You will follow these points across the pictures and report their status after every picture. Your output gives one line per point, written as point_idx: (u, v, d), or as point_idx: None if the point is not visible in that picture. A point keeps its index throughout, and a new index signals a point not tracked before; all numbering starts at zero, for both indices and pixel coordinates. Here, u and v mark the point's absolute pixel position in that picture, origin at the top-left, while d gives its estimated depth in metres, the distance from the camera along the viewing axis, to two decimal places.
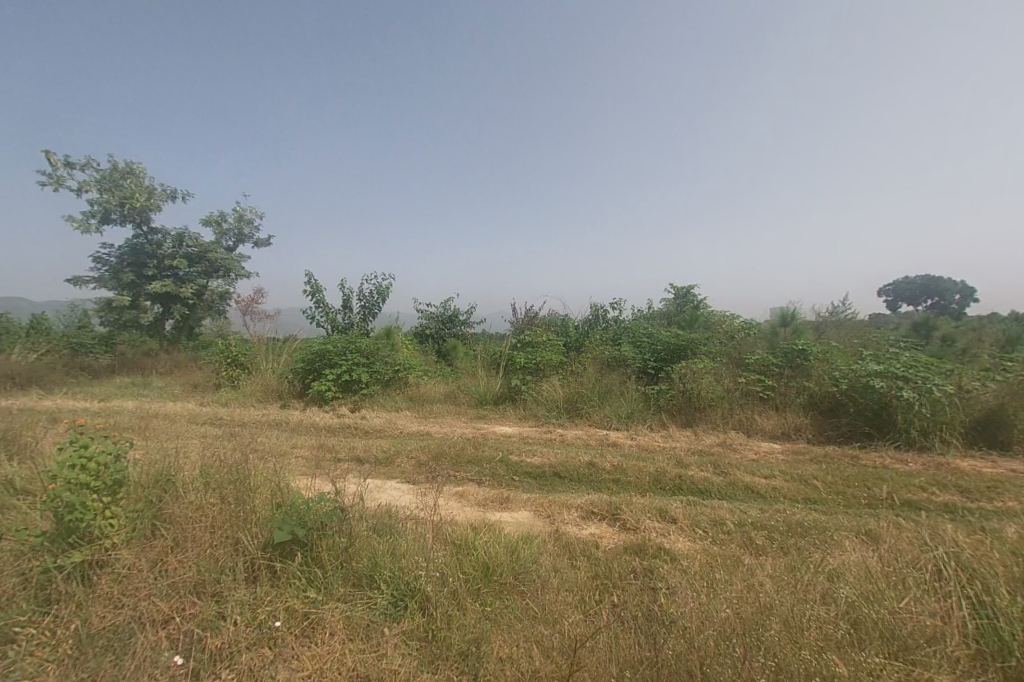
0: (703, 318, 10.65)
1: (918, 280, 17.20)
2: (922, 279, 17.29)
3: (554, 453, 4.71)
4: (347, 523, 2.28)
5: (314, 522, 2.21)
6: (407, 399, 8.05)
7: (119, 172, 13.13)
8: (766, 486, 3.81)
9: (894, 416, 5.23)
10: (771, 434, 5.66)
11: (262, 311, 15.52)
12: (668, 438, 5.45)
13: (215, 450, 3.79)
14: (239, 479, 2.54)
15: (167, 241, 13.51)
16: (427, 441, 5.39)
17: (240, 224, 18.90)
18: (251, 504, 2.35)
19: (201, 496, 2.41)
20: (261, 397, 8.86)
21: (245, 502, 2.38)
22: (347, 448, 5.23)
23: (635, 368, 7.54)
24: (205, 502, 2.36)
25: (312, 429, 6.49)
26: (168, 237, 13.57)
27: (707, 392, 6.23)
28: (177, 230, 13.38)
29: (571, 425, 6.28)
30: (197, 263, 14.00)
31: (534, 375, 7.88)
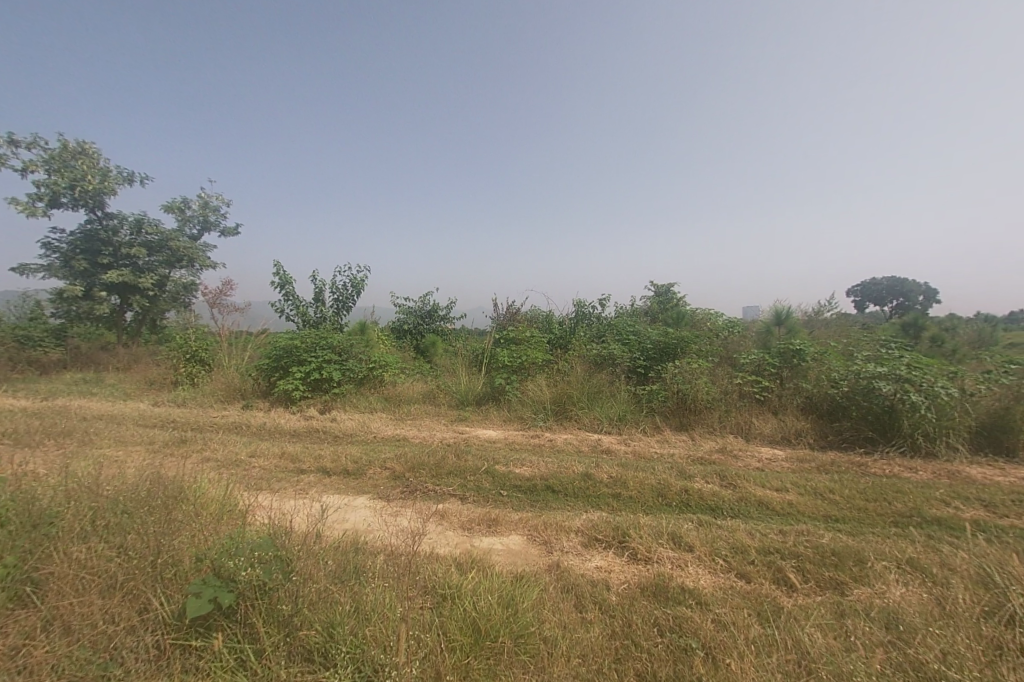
0: (690, 315, 10.37)
1: (886, 279, 17.52)
2: (888, 282, 17.68)
3: (543, 461, 4.25)
4: (297, 580, 1.80)
5: (246, 584, 1.70)
6: (382, 399, 7.48)
7: (70, 151, 11.96)
8: (781, 501, 3.46)
9: (900, 421, 5.00)
10: (771, 439, 5.37)
11: (230, 303, 14.58)
12: (665, 444, 5.07)
13: (148, 473, 3.19)
14: (149, 521, 2.10)
15: (124, 227, 12.45)
16: (403, 448, 4.87)
17: (206, 211, 17.73)
18: (165, 550, 1.89)
19: (95, 547, 1.96)
20: (221, 398, 8.08)
21: (155, 549, 1.95)
22: (312, 456, 4.66)
23: (625, 366, 7.15)
24: (99, 555, 1.91)
25: (275, 434, 5.85)
26: (126, 223, 12.50)
27: (703, 394, 5.86)
28: (135, 215, 12.31)
29: (560, 428, 5.84)
30: (157, 252, 12.96)
31: (519, 374, 7.42)
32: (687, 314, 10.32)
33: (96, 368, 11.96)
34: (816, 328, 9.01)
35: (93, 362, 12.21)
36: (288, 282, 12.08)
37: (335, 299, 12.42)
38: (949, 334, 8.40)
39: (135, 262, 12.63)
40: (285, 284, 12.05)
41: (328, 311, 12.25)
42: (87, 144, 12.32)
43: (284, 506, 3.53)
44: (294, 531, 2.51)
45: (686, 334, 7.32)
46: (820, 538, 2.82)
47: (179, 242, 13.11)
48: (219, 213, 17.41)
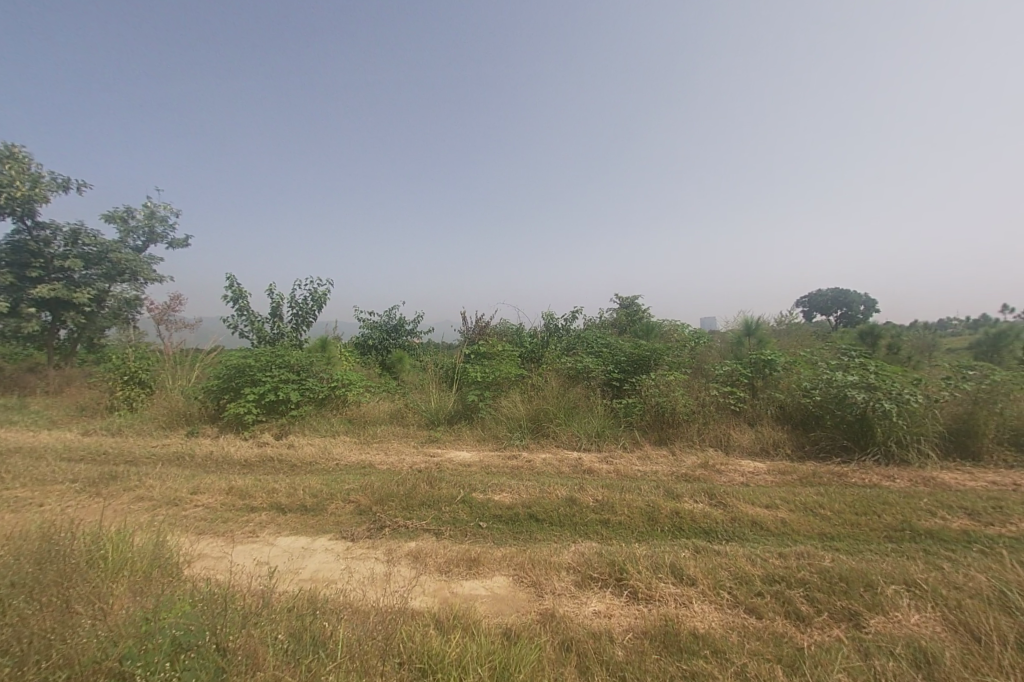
0: (659, 326, 10.41)
1: (829, 290, 18.52)
2: (833, 293, 18.70)
3: (523, 486, 3.96)
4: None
5: None
6: (345, 421, 6.96)
7: None
8: (775, 519, 3.33)
9: (873, 429, 5.08)
10: (750, 451, 5.31)
11: (179, 320, 13.54)
12: (647, 461, 4.88)
13: (62, 533, 2.69)
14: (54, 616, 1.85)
15: (58, 238, 11.34)
16: (369, 476, 4.44)
17: (152, 221, 16.54)
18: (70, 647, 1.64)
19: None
20: (163, 425, 7.28)
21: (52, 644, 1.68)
22: (265, 491, 4.15)
23: (600, 379, 6.98)
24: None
25: (223, 465, 5.26)
26: (59, 233, 11.38)
27: (682, 406, 5.74)
28: (71, 225, 11.23)
29: (538, 447, 5.55)
30: (96, 264, 11.86)
31: (493, 391, 7.11)
32: (656, 326, 10.38)
33: (21, 393, 10.72)
34: (780, 337, 9.23)
35: (19, 386, 10.98)
36: (242, 296, 11.31)
37: (295, 314, 11.79)
38: (902, 341, 8.81)
39: (70, 276, 11.51)
40: (237, 298, 11.26)
41: (286, 327, 11.54)
42: (16, 148, 11.23)
43: (222, 562, 3.03)
44: (243, 600, 2.12)
45: (659, 345, 7.24)
46: (822, 562, 2.68)
47: (121, 254, 12.05)
48: (167, 224, 16.29)
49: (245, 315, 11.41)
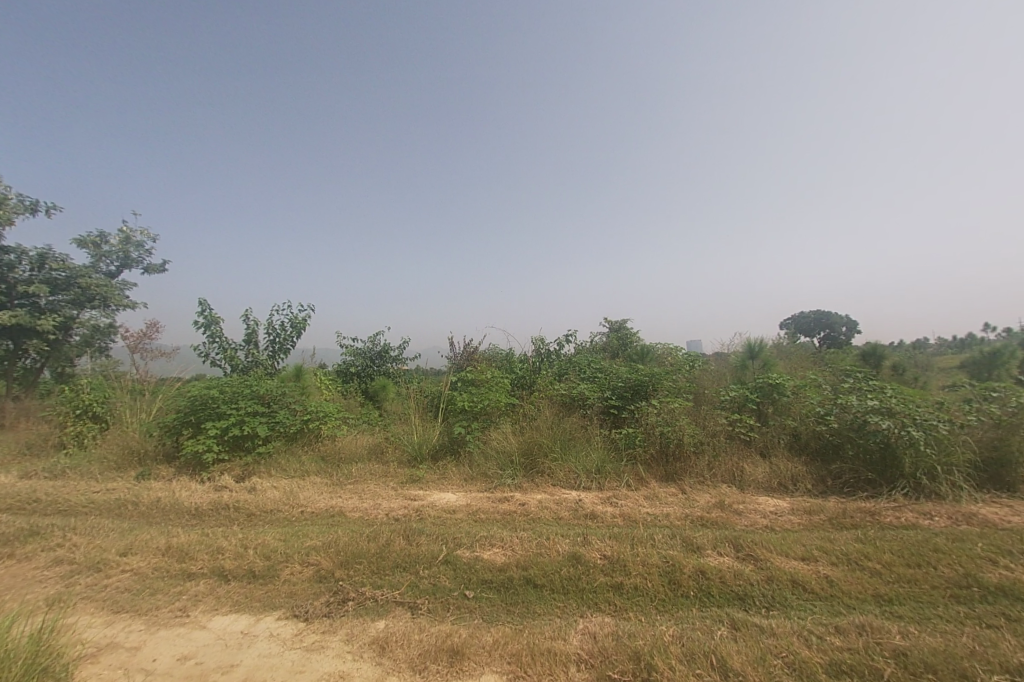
0: (653, 350, 9.98)
1: (812, 312, 18.48)
2: (816, 314, 18.72)
3: (516, 539, 3.37)
4: None
5: None
6: (317, 458, 6.28)
7: None
8: (817, 578, 2.80)
9: (899, 460, 4.63)
10: (767, 487, 4.79)
11: (154, 348, 12.81)
12: (656, 502, 4.32)
13: None
14: None
15: (23, 263, 10.66)
16: (336, 529, 3.80)
17: (128, 246, 15.91)
18: None
19: None
20: (112, 466, 6.42)
21: None
22: (209, 550, 3.48)
23: (597, 408, 6.46)
24: None
25: (170, 516, 4.54)
26: (25, 257, 10.71)
27: (689, 436, 5.22)
28: (38, 249, 10.58)
29: (532, 486, 4.94)
30: (64, 290, 11.15)
31: (480, 422, 6.52)
32: (651, 349, 9.97)
33: None
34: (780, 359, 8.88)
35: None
36: (214, 321, 10.64)
37: (271, 341, 11.14)
38: (906, 362, 8.51)
39: (35, 302, 10.78)
40: (209, 324, 10.58)
41: (261, 355, 10.86)
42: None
43: (136, 659, 2.39)
44: None
45: (658, 370, 6.77)
46: (893, 642, 2.16)
47: (91, 279, 11.38)
48: (143, 248, 15.69)
49: (217, 342, 10.70)
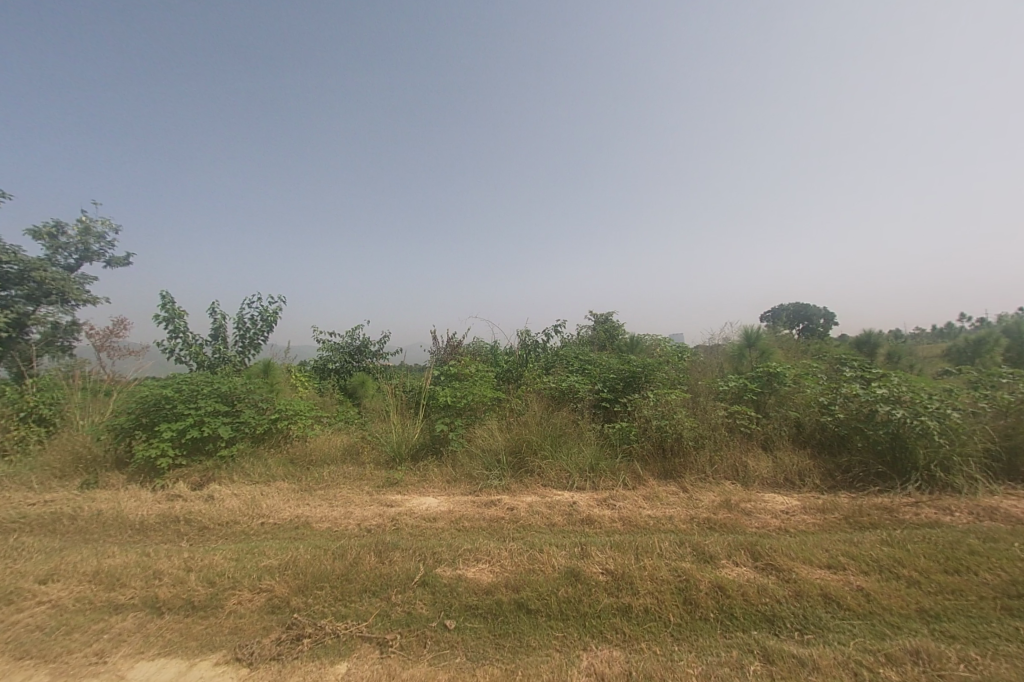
0: (643, 341, 9.65)
1: (792, 305, 18.50)
2: (796, 305, 18.76)
3: (504, 552, 2.95)
4: None
5: None
6: (285, 462, 5.74)
7: None
8: (851, 592, 2.47)
9: (912, 451, 4.36)
10: (772, 484, 4.47)
11: (122, 346, 12.05)
12: (657, 503, 3.94)
13: None
14: None
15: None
16: (298, 544, 3.31)
17: (87, 236, 14.89)
18: None
19: None
20: (56, 472, 5.69)
21: None
22: (144, 575, 2.95)
23: (589, 401, 6.06)
24: None
25: (110, 530, 3.97)
26: None
27: (689, 430, 4.86)
28: None
29: (520, 488, 4.52)
30: (15, 284, 10.24)
31: (465, 419, 6.07)
32: (640, 341, 9.63)
33: None
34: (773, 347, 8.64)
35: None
36: (177, 315, 9.91)
37: (240, 336, 10.45)
38: (900, 351, 8.36)
39: None
40: (171, 318, 9.84)
41: (229, 351, 10.18)
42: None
43: None
44: None
45: (651, 360, 6.39)
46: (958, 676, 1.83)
47: (46, 272, 10.50)
48: (104, 240, 14.71)
49: (180, 337, 9.97)
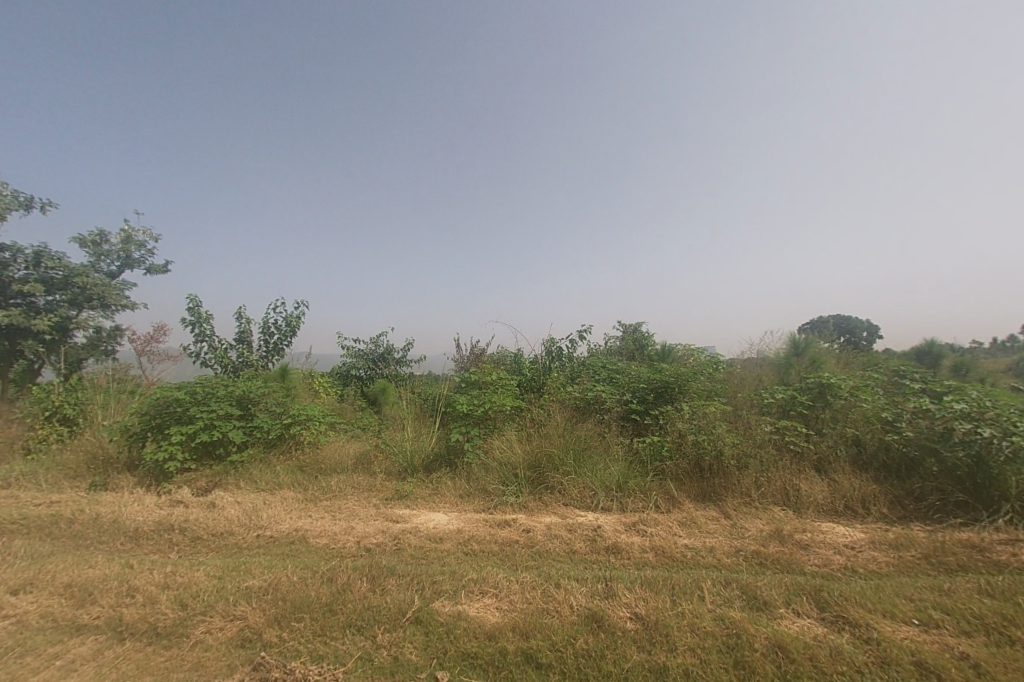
0: (676, 350, 9.06)
1: (833, 316, 17.37)
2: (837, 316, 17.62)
3: (514, 584, 2.52)
4: None
5: None
6: (294, 469, 5.49)
7: None
8: (955, 662, 1.92)
9: (1002, 479, 3.67)
10: (829, 512, 3.87)
11: (163, 351, 12.37)
12: (695, 532, 3.43)
13: None
14: None
15: (18, 262, 10.15)
16: (287, 564, 2.98)
17: (130, 245, 15.51)
18: None
19: None
20: (69, 473, 5.63)
21: None
22: (118, 592, 2.68)
23: (616, 413, 5.59)
24: None
25: (104, 537, 3.77)
26: (21, 256, 10.24)
27: (729, 447, 4.31)
28: (32, 247, 10.06)
29: (539, 506, 4.08)
30: (60, 290, 10.61)
31: (482, 429, 5.67)
32: (673, 351, 9.06)
33: None
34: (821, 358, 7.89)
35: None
36: (203, 319, 10.01)
37: (265, 341, 10.49)
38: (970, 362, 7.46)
39: (31, 302, 10.28)
40: (197, 322, 9.94)
41: (252, 355, 10.20)
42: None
43: None
44: None
45: (685, 369, 5.86)
46: None
47: (89, 278, 10.84)
48: (145, 249, 15.32)
49: (206, 341, 10.05)
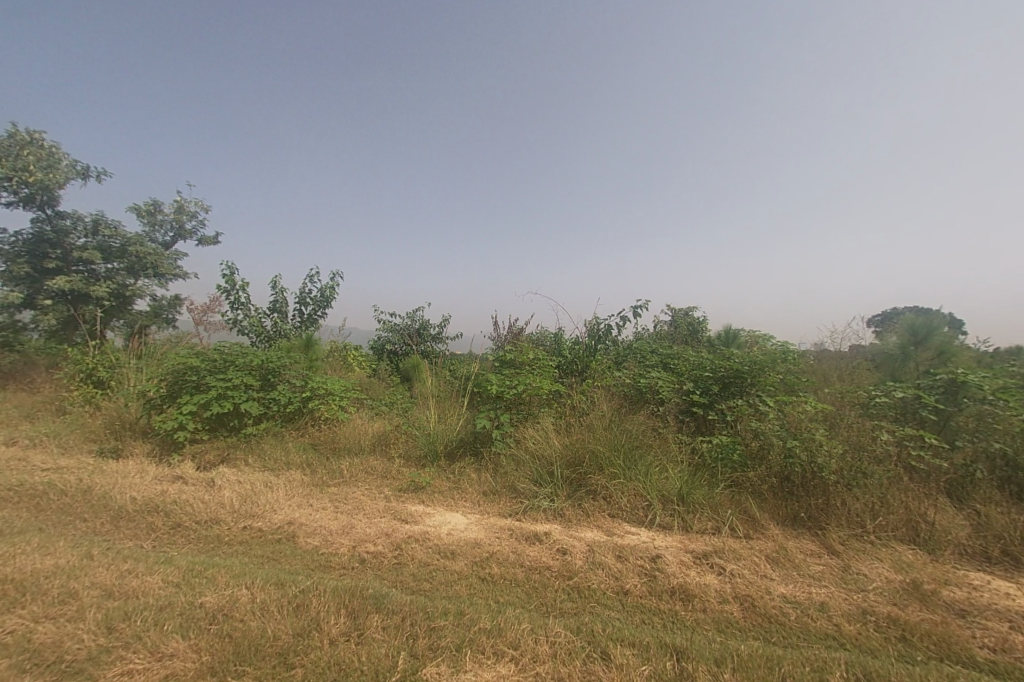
0: (740, 335, 7.88)
1: None
2: None
3: (543, 646, 1.77)
4: None
5: None
6: (308, 447, 5.00)
7: (14, 140, 10.45)
8: None
9: None
10: (977, 559, 2.84)
11: (218, 322, 12.55)
12: (794, 576, 2.52)
13: None
14: None
15: (78, 229, 10.32)
16: (260, 575, 2.37)
17: (181, 214, 15.79)
18: None
19: None
20: (91, 437, 5.44)
21: None
22: (51, 598, 2.15)
23: (675, 406, 4.65)
24: None
25: (87, 513, 3.37)
26: (80, 223, 10.43)
27: (833, 460, 3.30)
28: (90, 216, 10.20)
29: (578, 516, 3.30)
30: (117, 258, 10.77)
31: (515, 415, 4.90)
32: (739, 336, 7.89)
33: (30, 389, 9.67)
34: None
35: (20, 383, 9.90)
36: (238, 286, 9.83)
37: (300, 312, 10.24)
38: None
39: (93, 269, 10.52)
40: (232, 289, 9.76)
41: (287, 326, 9.97)
42: (36, 133, 10.88)
43: None
44: None
45: (764, 357, 4.77)
46: None
47: (143, 247, 10.93)
48: (196, 220, 15.61)
49: (242, 310, 9.89)
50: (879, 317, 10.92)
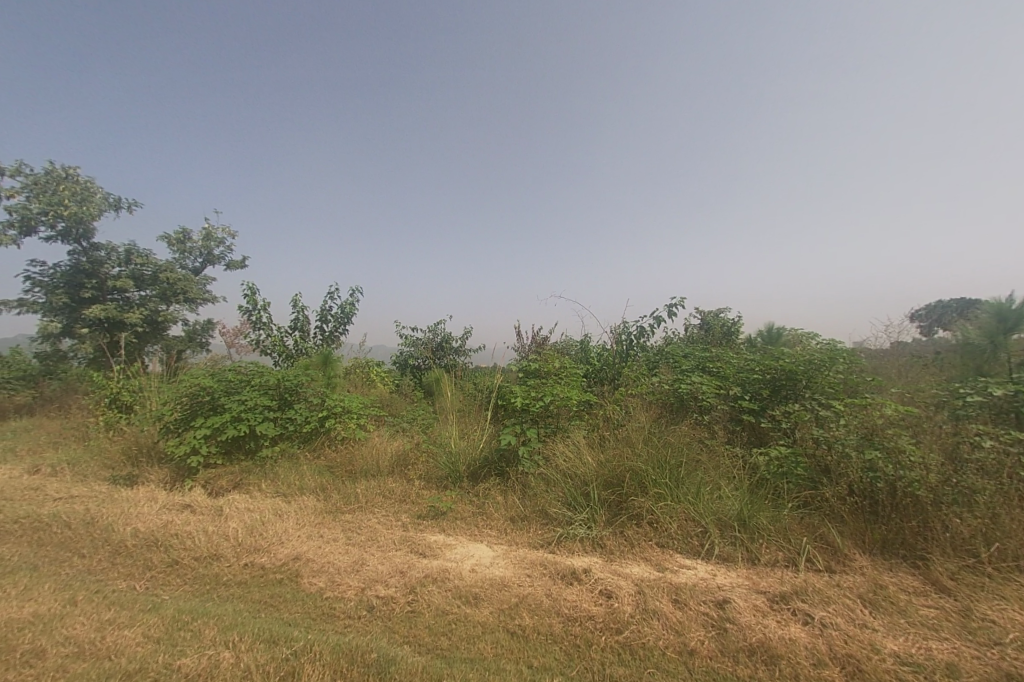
0: (784, 334, 7.26)
1: None
2: None
3: None
4: None
5: None
6: (324, 470, 4.71)
7: (52, 177, 10.90)
8: None
9: None
10: None
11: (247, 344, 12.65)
12: (905, 627, 2.00)
13: None
14: None
15: (111, 259, 10.58)
16: (252, 629, 2.02)
17: (209, 241, 16.20)
18: None
19: None
20: (110, 464, 5.30)
21: None
22: (14, 660, 1.86)
23: (722, 413, 4.14)
24: None
25: (86, 549, 3.13)
26: (114, 253, 10.69)
27: (927, 475, 2.74)
28: (122, 246, 10.46)
29: (620, 546, 2.85)
30: (150, 285, 10.99)
31: (542, 429, 4.47)
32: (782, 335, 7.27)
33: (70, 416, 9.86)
34: None
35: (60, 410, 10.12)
36: (260, 306, 9.81)
37: (321, 330, 10.15)
38: None
39: (127, 297, 10.76)
40: (254, 309, 9.76)
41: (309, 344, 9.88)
42: (72, 169, 11.35)
43: None
44: None
45: (822, 354, 4.19)
46: None
47: (173, 273, 11.14)
48: (224, 245, 15.98)
49: (264, 330, 9.86)
50: (929, 310, 10.08)
